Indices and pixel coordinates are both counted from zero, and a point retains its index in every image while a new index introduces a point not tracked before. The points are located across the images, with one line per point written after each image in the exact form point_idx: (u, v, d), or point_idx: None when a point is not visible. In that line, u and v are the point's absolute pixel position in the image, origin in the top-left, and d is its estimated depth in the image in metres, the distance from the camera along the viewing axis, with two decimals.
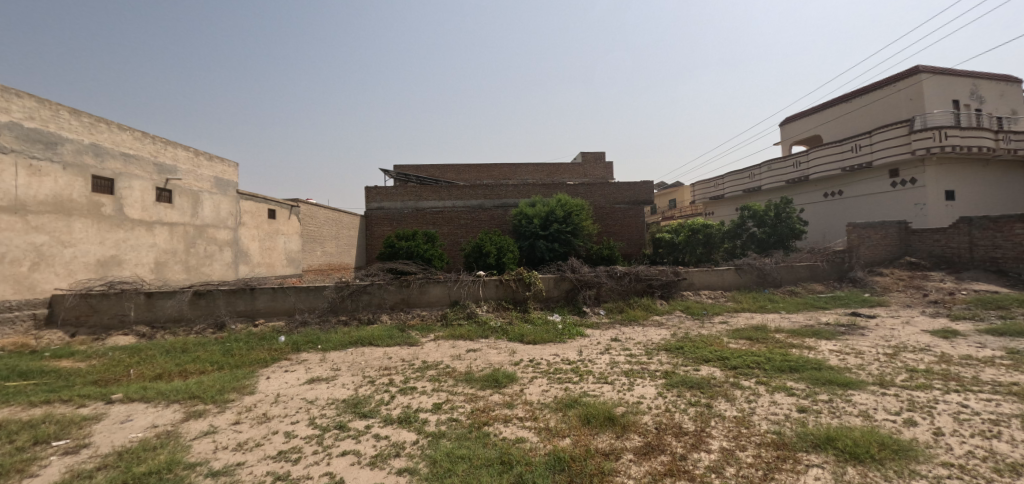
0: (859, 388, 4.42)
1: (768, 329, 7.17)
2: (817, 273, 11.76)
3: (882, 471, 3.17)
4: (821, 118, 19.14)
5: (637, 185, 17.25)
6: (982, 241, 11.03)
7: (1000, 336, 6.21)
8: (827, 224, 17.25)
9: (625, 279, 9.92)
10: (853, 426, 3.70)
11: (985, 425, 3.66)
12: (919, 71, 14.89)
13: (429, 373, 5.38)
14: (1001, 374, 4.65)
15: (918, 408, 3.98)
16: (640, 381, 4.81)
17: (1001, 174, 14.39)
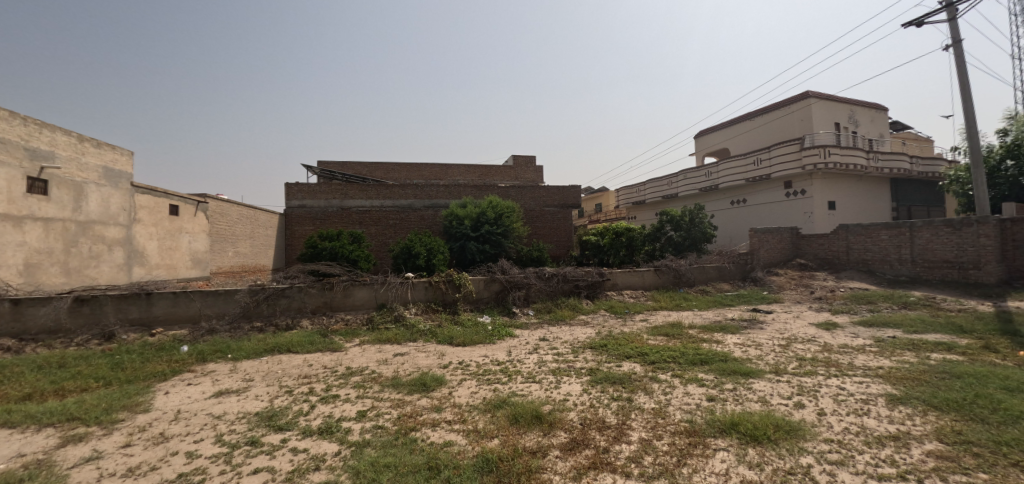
0: (758, 377, 4.89)
1: (683, 325, 7.73)
2: (725, 273, 12.88)
3: (778, 450, 3.53)
4: (728, 133, 20.97)
5: (565, 190, 17.88)
6: (856, 245, 12.74)
7: (869, 326, 7.23)
8: (734, 229, 18.99)
9: (553, 279, 10.22)
10: (753, 411, 4.08)
11: (858, 404, 4.21)
12: (808, 96, 16.85)
13: (353, 380, 5.15)
14: (870, 359, 5.39)
15: (806, 392, 4.48)
16: (566, 379, 4.95)
17: (875, 187, 16.64)
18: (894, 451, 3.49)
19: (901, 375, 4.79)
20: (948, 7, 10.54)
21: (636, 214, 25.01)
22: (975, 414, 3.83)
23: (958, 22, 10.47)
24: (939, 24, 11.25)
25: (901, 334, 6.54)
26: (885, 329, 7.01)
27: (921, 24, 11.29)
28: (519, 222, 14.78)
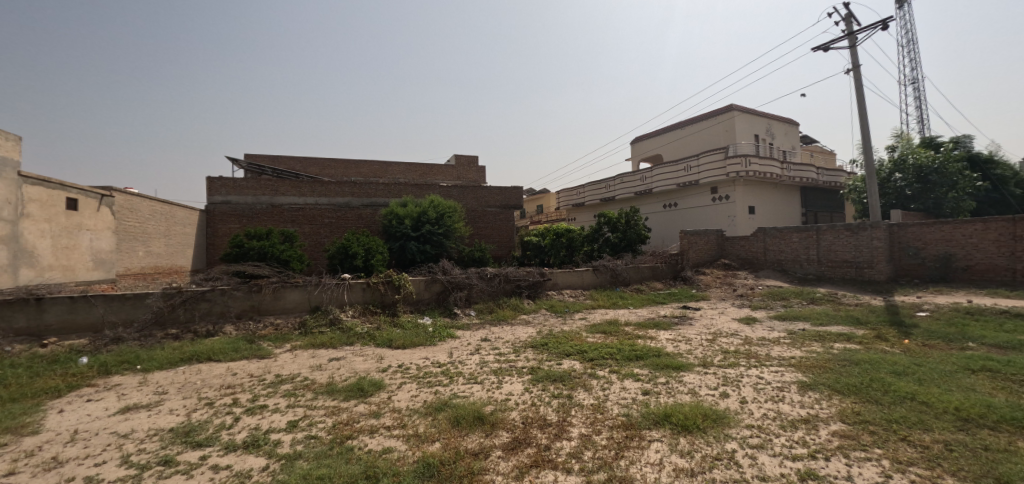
0: (688, 370, 5.20)
1: (620, 323, 8.07)
2: (658, 272, 13.64)
3: (706, 438, 3.76)
4: (660, 141, 22.16)
5: (508, 190, 17.98)
6: (773, 246, 13.93)
7: (784, 320, 7.96)
8: (665, 231, 20.12)
9: (495, 280, 10.32)
10: (684, 402, 4.33)
11: (774, 391, 4.59)
12: (732, 109, 18.31)
13: (284, 388, 4.87)
14: (783, 349, 5.92)
15: (730, 382, 4.83)
16: (507, 378, 4.99)
17: (789, 194, 18.38)
18: (805, 432, 3.85)
19: (809, 363, 5.31)
20: (850, 35, 11.80)
21: (577, 216, 25.79)
22: (870, 396, 4.33)
23: (857, 50, 11.78)
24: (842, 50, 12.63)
25: (808, 326, 7.27)
26: (796, 322, 7.76)
27: (827, 49, 12.59)
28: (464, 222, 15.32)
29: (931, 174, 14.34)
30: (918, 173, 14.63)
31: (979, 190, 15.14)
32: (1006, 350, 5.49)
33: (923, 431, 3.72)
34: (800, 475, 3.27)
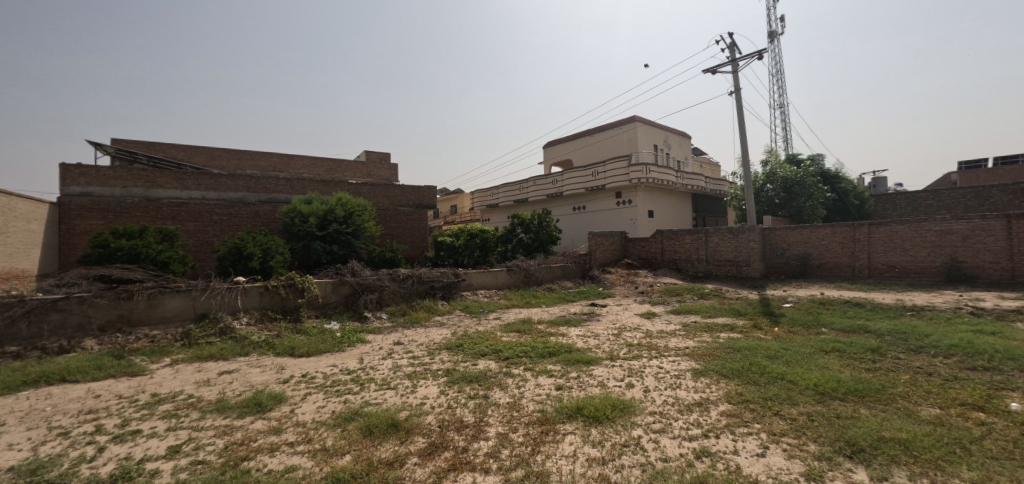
0: (598, 364, 5.52)
1: (533, 321, 8.37)
2: (568, 272, 14.35)
3: (615, 427, 4.01)
4: (571, 146, 23.40)
5: (421, 190, 17.55)
6: (670, 247, 15.37)
7: (678, 313, 8.83)
8: (575, 232, 21.23)
9: (408, 281, 10.15)
10: (594, 395, 4.58)
11: (672, 379, 5.03)
12: (634, 120, 19.97)
13: (163, 409, 4.30)
14: (679, 340, 6.54)
15: (634, 374, 5.20)
16: (423, 382, 4.90)
17: (683, 200, 20.49)
18: (698, 414, 4.27)
19: (701, 352, 5.92)
20: (732, 62, 13.49)
21: (491, 217, 26.16)
22: (750, 377, 4.94)
23: (739, 75, 13.47)
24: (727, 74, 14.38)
25: (699, 319, 8.17)
26: (689, 315, 8.66)
27: (715, 72, 14.23)
28: (376, 221, 14.97)
29: (794, 185, 16.77)
30: (783, 184, 17.07)
31: (828, 201, 18.14)
32: (848, 333, 6.64)
33: (791, 405, 4.32)
34: (695, 453, 3.63)
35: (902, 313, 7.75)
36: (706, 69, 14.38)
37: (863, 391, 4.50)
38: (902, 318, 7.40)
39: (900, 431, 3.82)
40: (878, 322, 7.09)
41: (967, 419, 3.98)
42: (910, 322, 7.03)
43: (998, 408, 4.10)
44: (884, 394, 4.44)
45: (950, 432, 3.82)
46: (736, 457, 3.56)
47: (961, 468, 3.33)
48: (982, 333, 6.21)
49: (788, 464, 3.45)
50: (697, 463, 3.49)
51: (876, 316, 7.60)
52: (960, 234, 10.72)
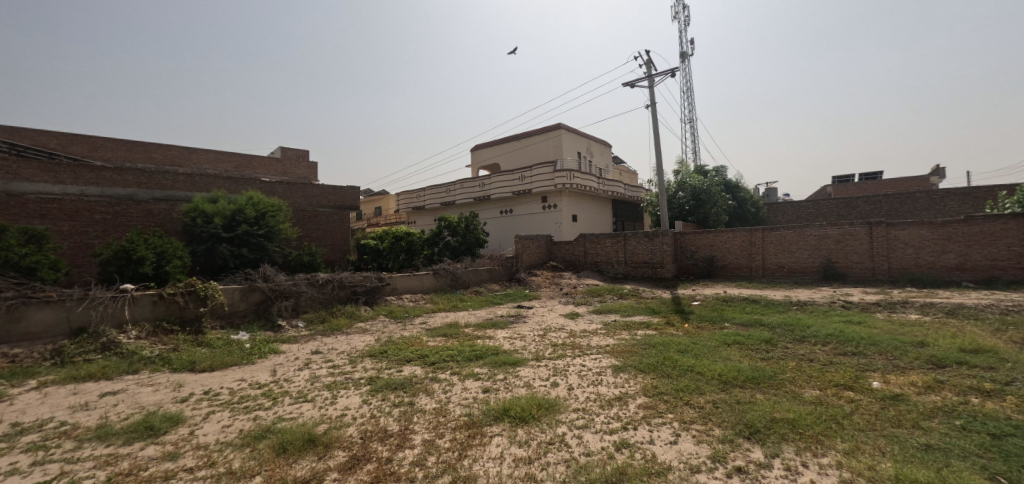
0: (524, 365, 5.64)
1: (460, 325, 8.36)
2: (495, 274, 14.53)
3: (540, 426, 4.10)
4: (499, 150, 23.77)
5: (342, 190, 16.62)
6: (592, 250, 16.08)
7: (599, 313, 9.32)
8: (502, 236, 21.54)
9: (328, 286, 9.72)
10: (521, 395, 4.66)
11: (594, 376, 5.29)
12: (559, 128, 20.99)
13: (24, 441, 3.67)
14: (600, 339, 6.88)
15: (558, 372, 5.39)
16: (344, 392, 4.69)
17: (604, 205, 21.79)
18: (618, 408, 4.51)
19: (620, 349, 6.29)
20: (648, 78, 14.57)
21: (416, 219, 25.52)
22: (663, 371, 5.32)
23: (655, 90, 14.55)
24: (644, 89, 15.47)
25: (618, 317, 8.69)
26: (610, 314, 9.18)
27: (634, 87, 15.24)
28: (291, 223, 13.94)
29: (701, 193, 18.45)
30: (692, 191, 18.65)
31: (730, 208, 20.18)
32: (746, 327, 7.42)
33: (699, 394, 4.72)
34: (615, 445, 3.82)
35: (789, 307, 8.83)
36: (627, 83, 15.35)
37: (758, 378, 5.03)
38: (790, 312, 8.43)
39: (788, 411, 4.33)
40: (771, 316, 8.02)
41: (840, 398, 4.61)
42: (794, 316, 8.06)
43: (862, 386, 4.82)
44: (775, 380, 5.00)
45: (827, 410, 4.38)
46: (651, 446, 3.81)
47: (835, 441, 3.85)
48: (848, 322, 7.29)
49: (697, 448, 3.76)
50: (617, 455, 3.68)
51: (769, 310, 8.58)
52: (833, 238, 12.40)
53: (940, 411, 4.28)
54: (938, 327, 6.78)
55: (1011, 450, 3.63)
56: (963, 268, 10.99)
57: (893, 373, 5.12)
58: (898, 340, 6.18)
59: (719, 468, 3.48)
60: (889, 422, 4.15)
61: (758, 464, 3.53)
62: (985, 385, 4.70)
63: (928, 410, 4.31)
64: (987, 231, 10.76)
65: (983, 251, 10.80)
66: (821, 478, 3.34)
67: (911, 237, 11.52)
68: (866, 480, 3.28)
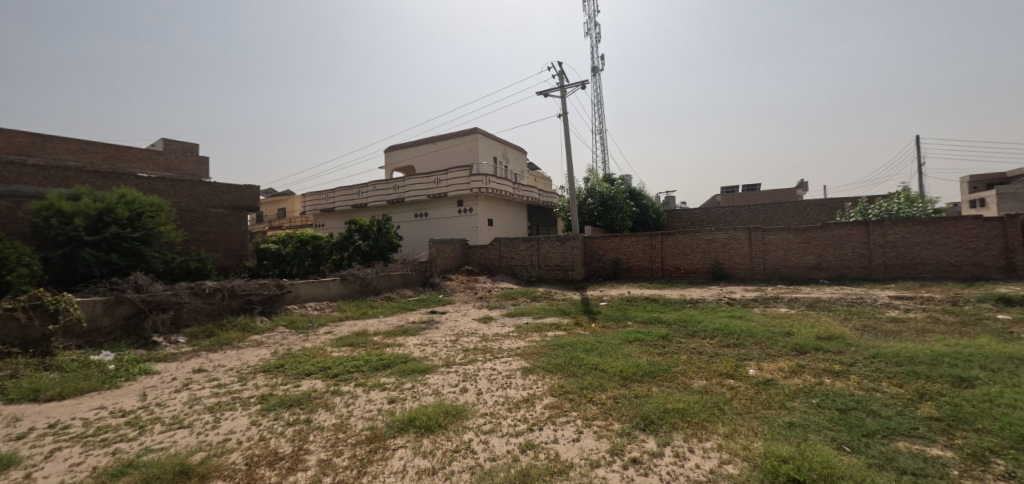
0: (434, 372, 5.89)
1: (369, 333, 8.20)
2: (408, 279, 14.33)
3: (446, 434, 4.15)
4: (416, 151, 23.31)
5: (237, 188, 14.96)
6: (506, 254, 16.43)
7: (512, 316, 9.61)
8: (416, 239, 21.24)
9: (216, 296, 8.92)
10: (427, 404, 4.86)
11: (504, 380, 5.52)
12: (474, 132, 21.47)
13: None
14: (512, 341, 7.15)
15: (467, 377, 5.65)
16: (230, 413, 4.75)
17: (519, 209, 22.64)
18: (525, 410, 4.72)
19: (530, 351, 6.58)
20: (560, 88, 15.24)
21: (325, 221, 24.01)
22: (570, 370, 5.64)
23: (566, 100, 15.26)
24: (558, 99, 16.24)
25: (530, 320, 8.97)
26: (522, 317, 9.50)
27: (548, 95, 15.89)
28: (175, 223, 12.44)
29: (608, 199, 19.78)
30: (600, 198, 19.93)
31: (634, 214, 21.76)
32: (647, 324, 8.08)
33: (601, 391, 5.08)
34: (520, 448, 3.93)
35: (684, 305, 9.74)
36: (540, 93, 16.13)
37: (654, 372, 5.49)
38: (684, 309, 9.30)
39: (679, 401, 4.77)
40: (668, 314, 8.79)
41: (722, 386, 5.17)
42: (689, 313, 8.89)
43: (741, 374, 5.45)
44: (669, 373, 5.49)
45: (711, 398, 4.90)
46: (555, 445, 3.97)
47: (716, 426, 4.30)
48: (731, 317, 8.23)
49: (597, 444, 3.99)
50: (522, 456, 3.78)
51: (666, 309, 9.40)
52: (720, 242, 13.90)
53: (801, 392, 4.99)
54: (800, 319, 7.91)
55: (853, 422, 4.32)
56: (820, 267, 12.85)
57: (765, 360, 5.86)
58: (771, 331, 7.09)
59: (616, 461, 3.72)
60: (761, 404, 4.74)
61: (651, 453, 3.84)
62: (835, 367, 5.56)
63: (792, 392, 5.00)
64: (837, 235, 12.70)
65: (834, 253, 12.74)
66: (704, 461, 3.71)
67: (781, 241, 13.29)
68: (741, 459, 3.70)
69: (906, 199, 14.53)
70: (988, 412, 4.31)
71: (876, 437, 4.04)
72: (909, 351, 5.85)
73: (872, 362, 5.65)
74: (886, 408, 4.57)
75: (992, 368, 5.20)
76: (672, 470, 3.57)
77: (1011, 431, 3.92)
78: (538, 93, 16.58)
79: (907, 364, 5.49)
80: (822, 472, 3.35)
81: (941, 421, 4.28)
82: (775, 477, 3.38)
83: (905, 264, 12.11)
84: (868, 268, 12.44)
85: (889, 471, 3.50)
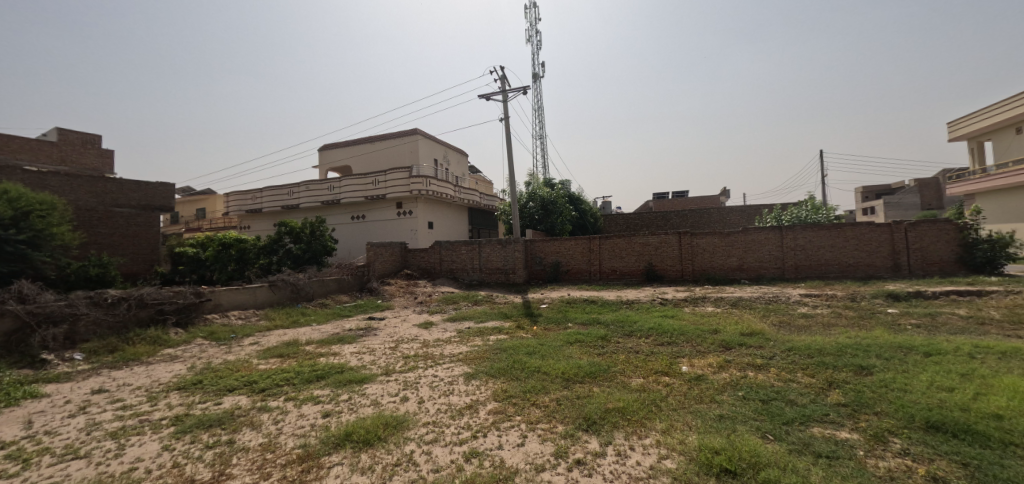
0: (372, 381, 5.67)
1: (300, 343, 7.80)
2: (343, 284, 13.74)
3: (386, 447, 3.98)
4: (355, 151, 22.62)
5: (148, 185, 13.61)
6: (447, 258, 16.24)
7: (454, 320, 9.53)
8: (352, 243, 20.51)
9: (120, 306, 8.03)
10: (365, 416, 4.63)
11: (445, 386, 5.44)
12: (415, 133, 21.40)
13: None
14: (454, 347, 7.14)
15: (408, 386, 5.49)
16: (138, 439, 4.25)
17: (459, 212, 22.79)
18: (468, 416, 4.64)
19: (472, 356, 6.59)
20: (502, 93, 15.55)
21: (251, 223, 22.49)
22: (513, 374, 5.68)
23: (508, 105, 15.60)
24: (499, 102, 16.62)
25: (472, 324, 8.92)
26: (464, 321, 9.44)
27: (490, 99, 16.20)
28: (71, 224, 11.04)
29: (549, 204, 20.24)
30: (542, 202, 20.33)
31: (574, 219, 22.45)
32: (586, 325, 8.33)
33: (545, 393, 5.12)
34: (465, 456, 3.85)
35: (620, 306, 10.17)
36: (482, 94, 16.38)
37: (595, 372, 5.64)
38: (620, 310, 9.72)
39: (619, 401, 4.91)
40: (606, 315, 9.14)
41: (659, 383, 5.41)
42: (625, 313, 9.31)
43: (675, 371, 5.74)
44: (609, 373, 5.67)
45: (650, 395, 5.09)
46: (500, 451, 3.93)
47: (654, 422, 4.47)
48: (664, 316, 8.69)
49: (542, 447, 4.00)
50: (466, 465, 3.70)
51: (604, 310, 9.76)
52: (653, 245, 14.66)
53: (729, 386, 5.32)
54: (726, 316, 8.51)
55: (774, 411, 4.66)
56: (742, 268, 13.92)
57: (696, 357, 6.23)
58: (700, 329, 7.57)
59: (561, 463, 3.75)
60: (693, 399, 5.00)
61: (594, 453, 3.90)
62: (757, 360, 6.01)
63: (721, 386, 5.32)
64: (756, 239, 13.84)
65: (754, 255, 13.85)
66: (644, 457, 3.83)
67: (708, 245, 14.25)
68: (677, 453, 3.87)
69: (812, 206, 16.24)
70: (884, 396, 4.84)
71: (794, 424, 4.38)
72: (818, 344, 6.47)
73: (788, 355, 6.18)
74: (801, 396, 5.00)
75: (885, 356, 5.87)
76: (615, 469, 3.66)
77: (904, 412, 4.42)
78: (479, 97, 16.80)
79: (817, 355, 6.05)
80: (750, 461, 3.58)
81: (847, 406, 4.74)
82: (709, 469, 3.56)
83: (812, 265, 13.44)
84: (781, 268, 13.66)
85: (807, 455, 3.80)
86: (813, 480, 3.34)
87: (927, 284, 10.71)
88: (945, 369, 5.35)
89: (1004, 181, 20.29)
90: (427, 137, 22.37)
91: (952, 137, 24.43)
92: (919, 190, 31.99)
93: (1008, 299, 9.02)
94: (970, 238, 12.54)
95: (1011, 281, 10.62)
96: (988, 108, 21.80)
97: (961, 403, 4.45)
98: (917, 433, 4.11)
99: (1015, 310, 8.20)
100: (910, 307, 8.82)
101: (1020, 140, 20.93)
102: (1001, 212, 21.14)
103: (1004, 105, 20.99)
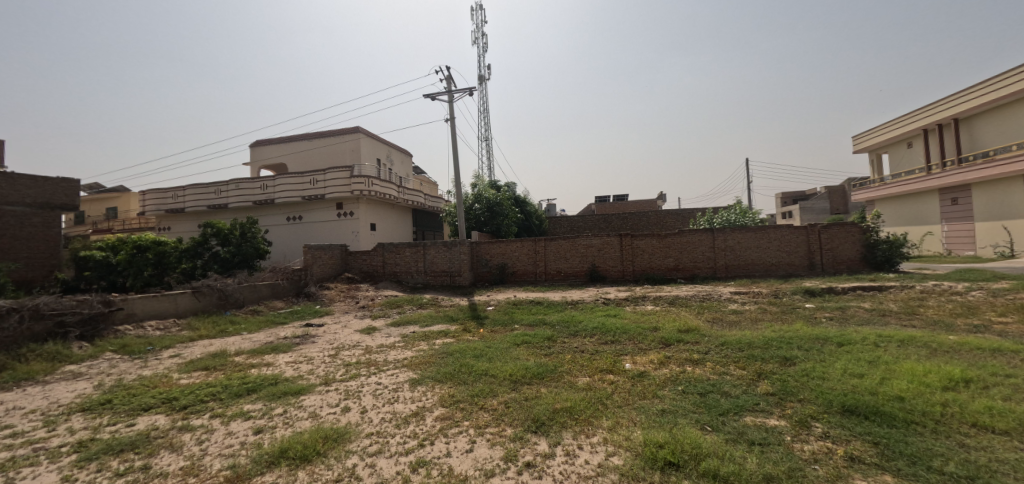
0: (310, 392, 5.38)
1: (228, 354, 7.28)
2: (277, 290, 13.05)
3: (326, 463, 3.77)
4: (291, 148, 21.65)
5: (47, 181, 12.11)
6: (390, 259, 15.77)
7: (398, 325, 9.30)
8: (288, 245, 19.52)
9: (10, 319, 7.11)
10: (303, 430, 4.37)
11: (389, 394, 5.28)
12: (356, 132, 20.85)
13: None
14: (398, 353, 6.97)
15: (349, 396, 5.25)
16: (31, 470, 3.74)
17: (403, 213, 22.44)
18: (415, 424, 4.52)
19: (418, 361, 6.45)
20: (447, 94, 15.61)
21: (172, 224, 20.77)
22: (460, 378, 5.61)
23: (453, 105, 15.75)
24: (444, 103, 16.52)
25: (417, 328, 8.73)
26: (408, 326, 9.22)
27: (436, 98, 16.25)
28: None
29: (494, 206, 20.30)
30: (490, 205, 20.37)
31: (519, 221, 22.77)
32: (532, 326, 8.41)
33: (492, 397, 5.09)
34: (411, 466, 3.73)
35: (565, 306, 10.40)
36: (427, 94, 16.38)
37: (541, 373, 5.73)
38: (565, 310, 9.93)
39: (566, 401, 4.97)
40: (552, 316, 9.29)
41: (603, 381, 5.56)
42: (569, 313, 9.51)
43: (618, 368, 5.95)
44: (554, 373, 5.77)
45: (595, 394, 5.21)
46: (448, 459, 3.85)
47: (600, 420, 4.56)
48: (608, 315, 8.94)
49: (491, 452, 3.96)
50: (413, 476, 3.58)
51: (549, 310, 9.93)
52: (596, 247, 15.14)
53: (669, 381, 5.56)
54: (664, 314, 8.92)
55: (711, 403, 4.92)
56: (678, 268, 14.69)
57: (638, 355, 6.48)
58: (640, 327, 7.89)
59: (511, 467, 3.72)
60: (637, 396, 5.17)
61: (543, 454, 3.91)
62: (693, 356, 6.38)
63: (661, 381, 5.56)
64: (691, 241, 14.67)
65: (688, 256, 14.67)
66: (592, 456, 3.89)
67: (648, 246, 14.93)
68: (624, 449, 3.97)
69: (740, 210, 17.52)
70: (806, 384, 5.25)
71: (729, 414, 4.65)
72: (747, 338, 6.97)
73: (722, 349, 6.57)
74: (734, 388, 5.32)
75: (805, 348, 6.41)
76: (564, 469, 3.68)
77: (823, 398, 4.82)
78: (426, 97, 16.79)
79: (747, 349, 6.50)
80: (692, 452, 3.74)
81: (775, 395, 5.10)
82: (654, 463, 3.67)
83: (740, 264, 14.46)
84: (714, 268, 14.57)
85: (742, 443, 4.04)
86: (748, 467, 3.53)
87: (837, 281, 11.85)
88: (855, 357, 5.94)
89: (898, 189, 23.01)
90: (370, 136, 21.90)
91: (856, 149, 27.40)
92: (828, 196, 35.60)
93: (902, 293, 10.21)
94: (872, 239, 14.05)
95: (904, 277, 12.02)
96: (884, 125, 24.78)
97: (870, 387, 4.94)
98: (835, 416, 4.50)
99: (908, 302, 9.27)
100: (823, 302, 9.72)
101: (910, 153, 23.91)
102: (896, 217, 23.96)
103: (895, 123, 24.06)
